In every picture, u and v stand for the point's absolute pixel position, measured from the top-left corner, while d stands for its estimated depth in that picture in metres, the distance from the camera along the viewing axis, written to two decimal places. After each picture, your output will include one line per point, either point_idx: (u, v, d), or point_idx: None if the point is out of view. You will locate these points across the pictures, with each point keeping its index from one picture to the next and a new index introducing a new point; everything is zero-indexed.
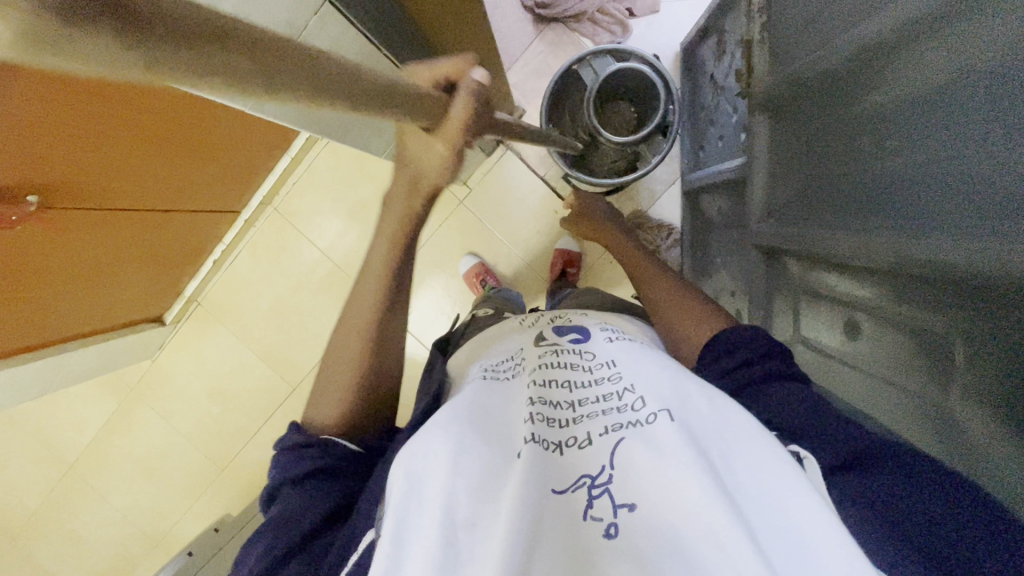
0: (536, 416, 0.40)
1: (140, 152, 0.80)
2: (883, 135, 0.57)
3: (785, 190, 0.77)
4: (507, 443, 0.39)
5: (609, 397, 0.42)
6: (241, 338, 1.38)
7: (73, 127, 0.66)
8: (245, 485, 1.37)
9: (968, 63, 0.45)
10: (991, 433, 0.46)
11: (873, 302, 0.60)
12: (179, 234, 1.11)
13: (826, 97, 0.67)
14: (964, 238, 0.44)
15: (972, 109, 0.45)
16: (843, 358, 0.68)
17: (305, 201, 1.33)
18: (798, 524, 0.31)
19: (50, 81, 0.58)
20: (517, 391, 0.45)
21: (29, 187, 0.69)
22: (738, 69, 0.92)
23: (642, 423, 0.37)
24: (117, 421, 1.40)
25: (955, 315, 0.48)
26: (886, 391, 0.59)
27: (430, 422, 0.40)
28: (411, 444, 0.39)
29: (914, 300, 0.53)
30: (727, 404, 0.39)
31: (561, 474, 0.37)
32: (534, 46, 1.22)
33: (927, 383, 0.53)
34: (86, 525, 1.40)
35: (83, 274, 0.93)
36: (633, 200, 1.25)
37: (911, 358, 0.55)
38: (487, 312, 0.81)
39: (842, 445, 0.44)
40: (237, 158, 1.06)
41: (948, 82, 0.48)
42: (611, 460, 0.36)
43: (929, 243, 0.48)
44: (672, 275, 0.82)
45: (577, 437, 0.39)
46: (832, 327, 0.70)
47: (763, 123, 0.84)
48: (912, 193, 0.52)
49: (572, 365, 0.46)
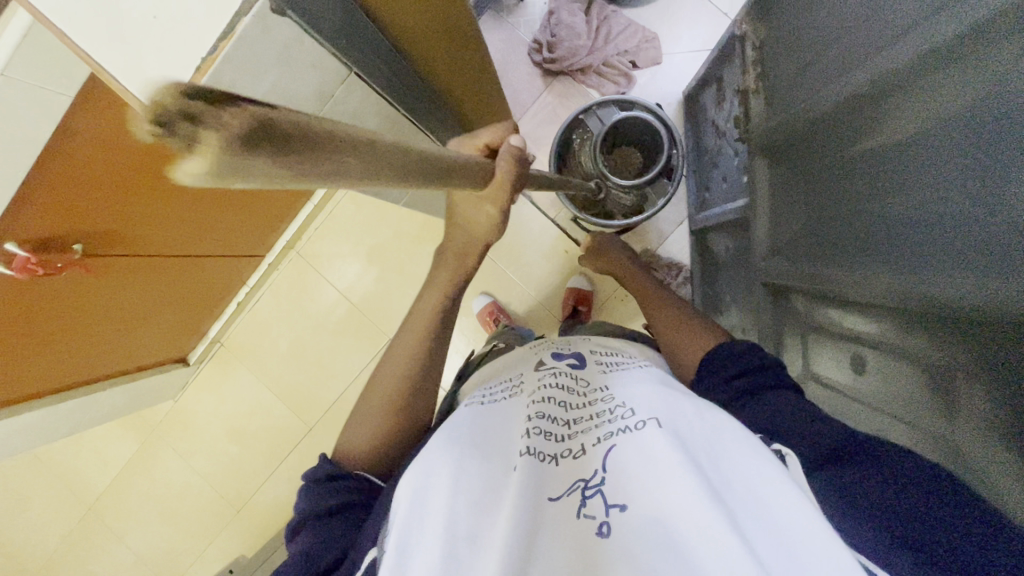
0: (534, 430, 0.41)
1: (174, 199, 0.86)
2: (877, 176, 0.59)
3: (789, 228, 0.79)
4: (506, 456, 0.41)
5: (602, 412, 0.43)
6: (260, 377, 1.41)
7: (115, 174, 0.72)
8: (261, 526, 1.37)
9: (953, 110, 0.48)
10: (994, 464, 0.46)
11: (877, 336, 0.61)
12: (207, 278, 1.16)
13: (821, 142, 0.71)
14: (965, 274, 0.46)
15: (956, 152, 0.48)
16: (850, 393, 0.68)
17: (327, 244, 1.39)
18: (783, 515, 0.32)
19: (96, 132, 0.66)
20: (516, 410, 0.47)
21: (74, 236, 0.74)
22: (737, 114, 0.97)
23: (632, 429, 0.39)
24: (139, 460, 1.42)
25: (954, 348, 0.49)
26: (895, 426, 0.59)
27: (433, 443, 0.43)
28: (415, 466, 0.42)
29: (916, 331, 0.54)
30: (713, 412, 0.41)
31: (556, 482, 0.38)
32: (544, 98, 1.29)
33: (934, 417, 0.53)
34: (104, 567, 1.41)
35: (117, 315, 0.98)
36: (643, 240, 1.27)
37: (915, 390, 0.55)
38: (501, 346, 0.83)
39: (830, 443, 0.45)
40: (266, 206, 1.13)
41: (932, 128, 0.51)
42: (603, 464, 0.38)
43: (934, 279, 0.49)
44: (673, 300, 0.84)
45: (572, 448, 0.40)
46: (839, 362, 0.70)
47: (763, 166, 0.87)
48: (906, 231, 0.54)
49: (569, 386, 0.48)
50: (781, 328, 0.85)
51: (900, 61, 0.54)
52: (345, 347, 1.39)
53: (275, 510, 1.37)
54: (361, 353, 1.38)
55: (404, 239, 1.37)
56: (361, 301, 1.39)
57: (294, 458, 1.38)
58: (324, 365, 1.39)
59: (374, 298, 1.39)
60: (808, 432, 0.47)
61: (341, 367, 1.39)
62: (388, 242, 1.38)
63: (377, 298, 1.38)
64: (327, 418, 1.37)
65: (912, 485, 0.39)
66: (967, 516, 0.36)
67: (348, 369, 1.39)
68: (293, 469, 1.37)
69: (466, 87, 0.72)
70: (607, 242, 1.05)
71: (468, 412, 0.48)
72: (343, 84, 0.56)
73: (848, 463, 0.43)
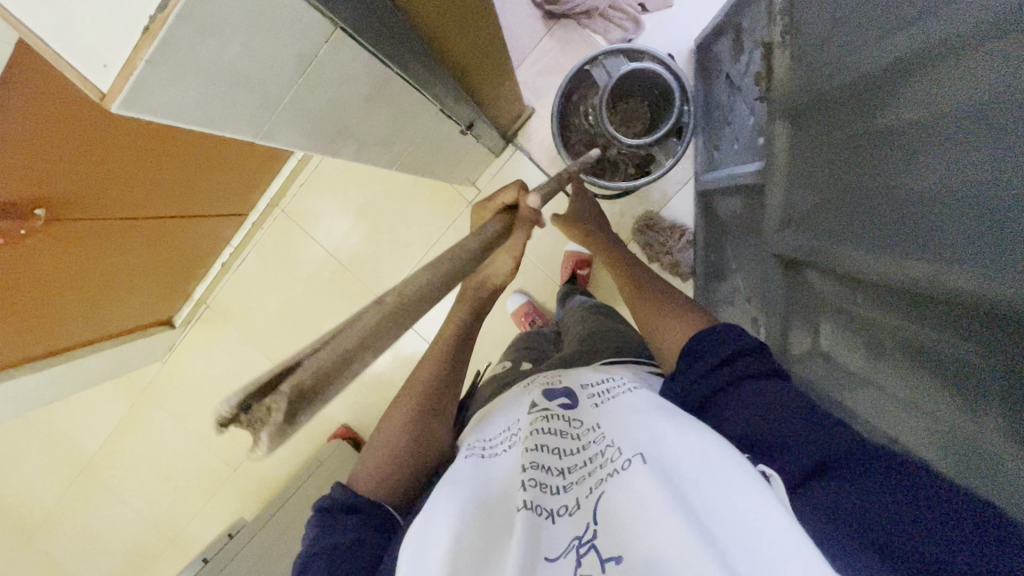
0: (529, 482, 0.42)
1: (133, 163, 0.81)
2: (901, 150, 0.55)
3: (805, 199, 0.74)
4: (507, 512, 0.42)
5: (594, 459, 0.44)
6: (250, 341, 1.38)
7: (76, 138, 0.70)
8: (256, 485, 1.38)
9: (990, 83, 0.44)
10: (1000, 462, 0.45)
11: (890, 321, 0.59)
12: (182, 241, 1.10)
13: (843, 106, 0.65)
14: (987, 264, 0.43)
15: (988, 131, 0.44)
16: (856, 374, 0.66)
17: (315, 201, 1.33)
18: (773, 538, 0.32)
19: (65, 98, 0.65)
20: (513, 459, 0.47)
21: (36, 200, 0.72)
22: (758, 70, 0.89)
23: (619, 471, 0.40)
24: (130, 422, 1.41)
25: (973, 340, 0.47)
26: (899, 413, 0.58)
27: (436, 496, 0.45)
28: (415, 528, 0.44)
29: (929, 322, 0.52)
30: (698, 430, 0.41)
31: (552, 542, 0.39)
32: (544, 44, 1.19)
33: (941, 404, 0.52)
34: (102, 524, 1.43)
35: (88, 284, 0.94)
36: (646, 201, 1.24)
37: (929, 380, 0.53)
38: (504, 368, 0.81)
39: (824, 448, 0.41)
40: (239, 160, 1.06)
41: (966, 103, 0.46)
42: (595, 517, 0.39)
43: (956, 271, 0.46)
44: (651, 280, 0.78)
45: (568, 504, 0.41)
46: (847, 341, 0.68)
47: (782, 127, 0.81)
48: (927, 216, 0.50)
49: (562, 429, 0.48)
50: (789, 301, 0.83)
51: (948, 22, 0.48)
52: (337, 309, 1.34)
53: (271, 470, 1.38)
54: None
55: (395, 197, 1.31)
56: (349, 261, 1.33)
57: None
58: (317, 329, 1.35)
59: (363, 258, 1.33)
60: (793, 443, 0.43)
61: (333, 330, 1.35)
62: (377, 199, 1.31)
63: (368, 258, 1.33)
64: None
65: (939, 529, 0.34)
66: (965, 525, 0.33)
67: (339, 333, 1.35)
68: None
69: (461, 36, 0.65)
70: (588, 217, 0.94)
71: (464, 466, 0.49)
72: (327, 42, 0.46)
73: (839, 469, 0.40)
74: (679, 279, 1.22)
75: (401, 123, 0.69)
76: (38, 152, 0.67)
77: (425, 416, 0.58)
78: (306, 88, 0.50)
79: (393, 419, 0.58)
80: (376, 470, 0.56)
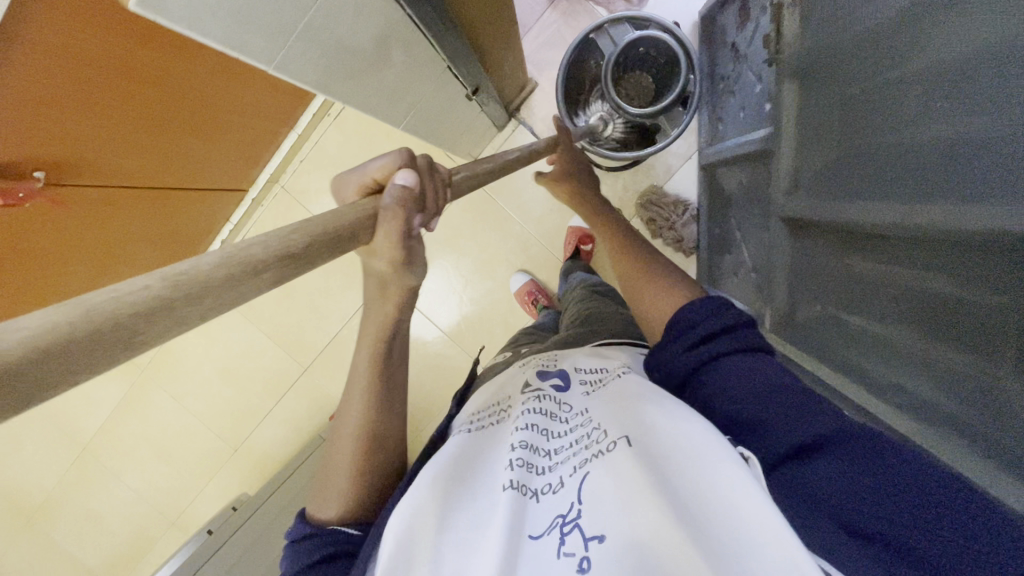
0: (517, 462, 0.42)
1: (128, 131, 0.80)
2: (912, 100, 0.54)
3: (814, 160, 0.74)
4: (490, 488, 0.41)
5: (580, 440, 0.43)
6: (251, 320, 1.37)
7: (78, 98, 0.68)
8: (258, 464, 1.37)
9: (1000, 20, 0.43)
10: (1008, 405, 0.44)
11: (890, 275, 0.58)
12: (181, 215, 1.09)
13: (854, 62, 0.65)
14: (1000, 201, 0.43)
15: (999, 69, 0.43)
16: (855, 331, 0.66)
17: (314, 178, 1.31)
18: (755, 522, 0.32)
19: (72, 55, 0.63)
20: (501, 439, 0.47)
21: (35, 162, 0.70)
22: (766, 33, 0.88)
23: (604, 452, 0.40)
24: (130, 402, 1.40)
25: (975, 284, 0.47)
26: (903, 366, 0.58)
27: (425, 470, 0.44)
28: (402, 504, 0.42)
29: (935, 271, 0.52)
30: (686, 416, 0.41)
31: (536, 519, 0.38)
32: (547, 16, 1.18)
33: (943, 349, 0.51)
34: (101, 505, 1.42)
35: (85, 253, 0.93)
36: (650, 175, 1.23)
37: (931, 329, 0.53)
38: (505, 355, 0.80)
39: (810, 425, 0.41)
40: (240, 132, 1.04)
41: (978, 44, 0.46)
42: (579, 496, 0.38)
43: (968, 210, 0.46)
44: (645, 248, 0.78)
45: (552, 482, 0.41)
46: (840, 300, 0.68)
47: (792, 89, 0.80)
48: (940, 163, 0.50)
49: (553, 413, 0.48)
50: (793, 266, 0.82)
51: None
52: (337, 288, 1.33)
53: (272, 450, 1.37)
54: (354, 296, 1.33)
55: None
56: None
57: (290, 399, 1.37)
58: (318, 307, 1.34)
59: None
60: (784, 418, 0.42)
61: (333, 309, 1.34)
62: None
63: None
64: (322, 359, 1.35)
65: (921, 510, 0.33)
66: (951, 506, 0.33)
67: (338, 313, 1.34)
68: (290, 410, 1.36)
69: None
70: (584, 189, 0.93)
71: (453, 442, 0.48)
72: None
73: (833, 450, 0.39)
74: (683, 254, 1.22)
75: (405, 81, 0.68)
76: (42, 112, 0.66)
77: (372, 423, 0.51)
78: (318, 17, 0.49)
79: (342, 433, 0.52)
80: (334, 492, 0.50)
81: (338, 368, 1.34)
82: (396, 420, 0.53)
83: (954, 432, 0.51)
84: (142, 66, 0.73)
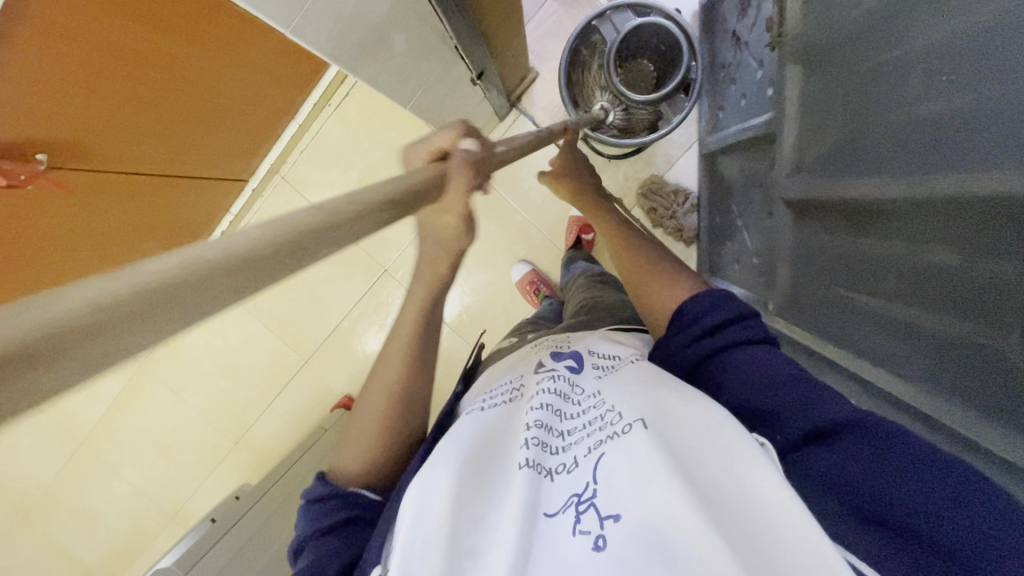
0: (531, 441, 0.42)
1: (129, 117, 0.79)
2: (916, 76, 0.55)
3: (816, 142, 0.75)
4: (506, 466, 0.41)
5: (594, 422, 0.43)
6: (251, 312, 1.36)
7: (81, 81, 0.68)
8: (258, 457, 1.37)
9: None
10: (1012, 371, 0.45)
11: (894, 250, 0.59)
12: (181, 204, 1.08)
13: (856, 42, 0.66)
14: (1002, 167, 0.43)
15: (1002, 37, 0.44)
16: (858, 308, 0.67)
17: (314, 169, 1.31)
18: (768, 503, 0.33)
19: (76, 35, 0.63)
20: (514, 418, 0.46)
21: (38, 144, 0.70)
22: (768, 18, 0.88)
23: (619, 434, 0.40)
24: (128, 396, 1.39)
25: (979, 255, 0.48)
26: (907, 340, 0.59)
27: (441, 444, 0.43)
28: (415, 479, 0.42)
29: (938, 244, 0.52)
30: (703, 401, 0.40)
31: (551, 497, 0.39)
32: (548, 6, 1.18)
33: (948, 322, 0.52)
34: (99, 500, 1.40)
35: (83, 241, 0.92)
36: (650, 165, 1.24)
37: (936, 301, 0.53)
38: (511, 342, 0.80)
39: (818, 415, 0.41)
40: (242, 120, 1.04)
41: (982, 15, 0.46)
42: (594, 476, 0.38)
43: (970, 176, 0.46)
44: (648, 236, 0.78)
45: (566, 463, 0.41)
46: (845, 279, 0.69)
47: (794, 73, 0.81)
48: (943, 135, 0.51)
49: (567, 393, 0.48)
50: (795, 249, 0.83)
51: None
52: (338, 279, 1.33)
53: (272, 442, 1.36)
54: (355, 287, 1.33)
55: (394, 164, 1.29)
56: None
57: (290, 390, 1.36)
58: (318, 298, 1.34)
59: None
60: (792, 409, 0.42)
61: (334, 300, 1.33)
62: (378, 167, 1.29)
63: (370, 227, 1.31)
64: (323, 351, 1.34)
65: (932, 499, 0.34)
66: (963, 493, 0.33)
67: (340, 303, 1.33)
68: (290, 402, 1.36)
69: None
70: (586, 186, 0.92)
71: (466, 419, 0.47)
72: None
73: (843, 438, 0.39)
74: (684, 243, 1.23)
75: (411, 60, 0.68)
76: (47, 93, 0.65)
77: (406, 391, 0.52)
78: None
79: (372, 397, 0.52)
80: (357, 455, 0.51)
81: (339, 360, 1.34)
82: (423, 392, 0.53)
83: (960, 401, 0.51)
84: (145, 49, 0.72)
